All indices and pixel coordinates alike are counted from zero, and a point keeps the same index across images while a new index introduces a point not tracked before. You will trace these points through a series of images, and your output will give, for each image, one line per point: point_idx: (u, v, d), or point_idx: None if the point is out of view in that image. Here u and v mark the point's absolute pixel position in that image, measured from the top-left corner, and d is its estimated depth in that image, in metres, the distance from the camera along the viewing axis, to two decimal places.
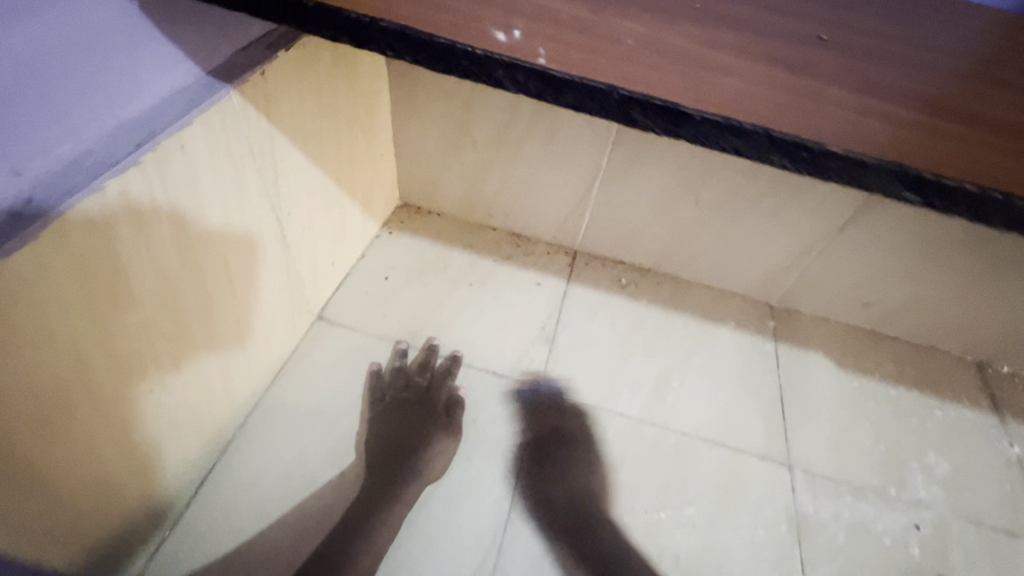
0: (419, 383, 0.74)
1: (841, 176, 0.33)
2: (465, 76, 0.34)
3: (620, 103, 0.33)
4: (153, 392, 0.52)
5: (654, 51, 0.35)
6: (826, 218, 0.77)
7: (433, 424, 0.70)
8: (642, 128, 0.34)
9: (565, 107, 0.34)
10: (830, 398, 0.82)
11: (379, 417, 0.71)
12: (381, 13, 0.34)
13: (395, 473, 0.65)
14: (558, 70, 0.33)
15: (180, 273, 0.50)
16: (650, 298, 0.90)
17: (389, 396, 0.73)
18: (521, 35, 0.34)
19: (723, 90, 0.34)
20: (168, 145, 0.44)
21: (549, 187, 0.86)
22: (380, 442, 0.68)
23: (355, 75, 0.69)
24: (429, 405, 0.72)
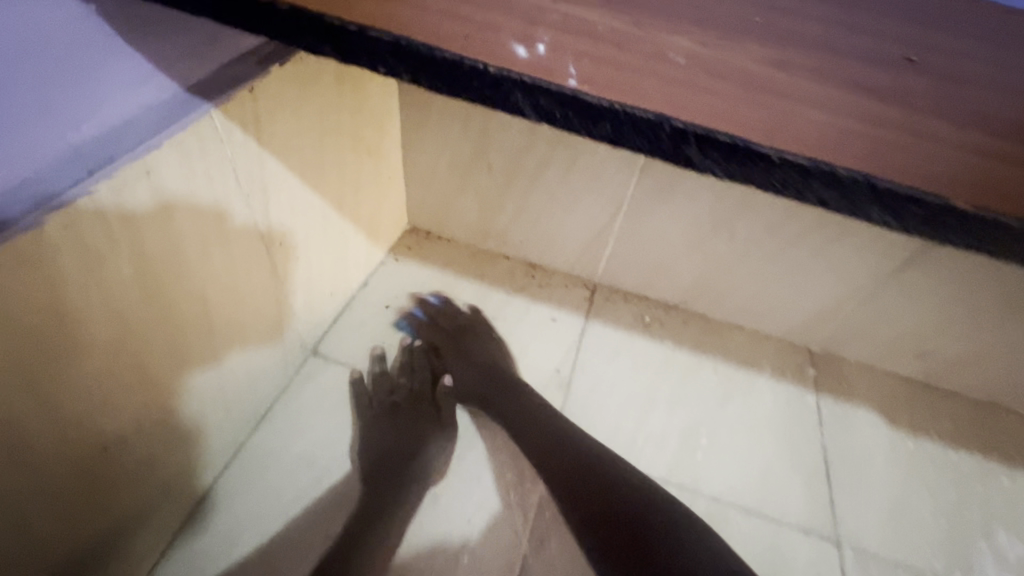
0: (408, 383, 0.72)
1: (963, 236, 0.27)
2: (476, 99, 0.27)
3: (673, 137, 0.26)
4: (111, 451, 0.45)
5: (712, 72, 0.28)
6: (880, 260, 0.69)
7: (428, 424, 0.68)
8: (700, 169, 0.27)
9: (600, 140, 0.27)
10: (882, 462, 0.73)
11: (370, 421, 0.67)
12: (374, 20, 0.27)
13: (395, 478, 0.62)
14: (593, 94, 0.26)
15: (147, 320, 0.43)
16: (677, 338, 0.82)
17: (378, 397, 0.70)
18: (546, 49, 0.27)
19: (798, 133, 0.27)
20: (131, 172, 0.37)
21: (569, 216, 0.79)
22: (375, 447, 0.65)
23: (361, 91, 0.63)
24: (422, 403, 0.70)
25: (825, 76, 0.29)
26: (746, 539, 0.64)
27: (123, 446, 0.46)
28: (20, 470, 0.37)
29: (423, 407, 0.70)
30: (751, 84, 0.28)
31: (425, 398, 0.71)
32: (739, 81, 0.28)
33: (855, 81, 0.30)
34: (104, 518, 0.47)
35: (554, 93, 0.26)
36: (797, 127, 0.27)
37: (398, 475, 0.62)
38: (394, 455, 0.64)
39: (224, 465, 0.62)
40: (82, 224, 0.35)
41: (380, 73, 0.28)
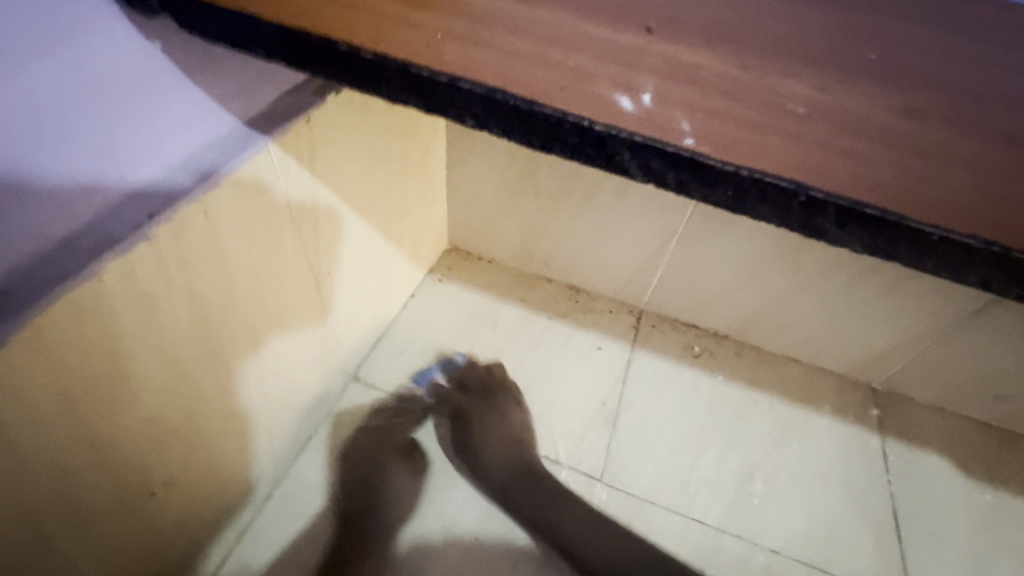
0: (390, 416, 0.67)
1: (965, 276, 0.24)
2: (573, 155, 0.25)
3: (806, 209, 0.24)
4: (158, 494, 0.43)
5: (839, 124, 0.25)
6: (958, 299, 0.64)
7: (401, 459, 0.64)
8: (834, 241, 0.25)
9: (718, 204, 0.25)
10: (956, 516, 0.67)
11: (347, 452, 0.64)
12: (462, 68, 0.25)
13: (364, 517, 0.59)
14: (714, 157, 0.23)
15: (200, 361, 0.41)
16: (730, 372, 0.78)
17: (360, 430, 0.66)
18: (651, 101, 0.25)
19: (942, 197, 0.23)
20: (189, 213, 0.35)
21: (618, 241, 0.76)
22: (348, 482, 0.62)
23: (410, 115, 0.61)
24: (400, 435, 0.66)
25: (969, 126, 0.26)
26: None
27: (169, 487, 0.44)
28: (67, 518, 0.36)
29: (400, 439, 0.65)
30: (883, 137, 0.25)
31: (404, 431, 0.66)
32: (869, 133, 0.25)
33: (1002, 131, 0.26)
34: (148, 558, 0.46)
35: (669, 154, 0.24)
36: (943, 189, 0.24)
37: (366, 511, 0.60)
38: (364, 492, 0.61)
39: (263, 497, 0.61)
40: (140, 269, 0.33)
41: (466, 124, 0.26)
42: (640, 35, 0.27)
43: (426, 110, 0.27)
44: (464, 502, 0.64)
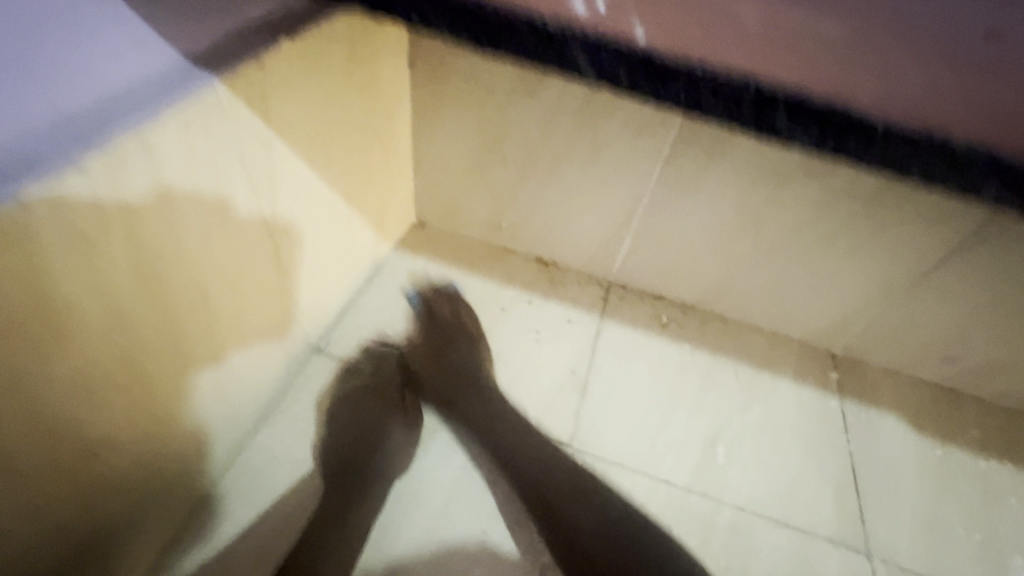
0: (376, 377, 0.69)
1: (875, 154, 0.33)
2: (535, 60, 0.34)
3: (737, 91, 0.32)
4: (100, 454, 0.41)
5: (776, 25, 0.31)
6: (911, 261, 0.66)
7: (394, 416, 0.65)
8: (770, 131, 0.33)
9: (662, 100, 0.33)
10: (910, 470, 0.70)
11: (334, 411, 0.65)
12: None
13: (358, 470, 0.60)
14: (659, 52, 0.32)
15: (143, 310, 0.39)
16: (696, 341, 0.79)
17: (344, 391, 0.67)
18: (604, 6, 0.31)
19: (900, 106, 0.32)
20: (128, 144, 0.33)
21: (586, 210, 0.76)
22: (338, 441, 0.63)
23: (372, 73, 0.59)
24: (387, 394, 0.67)
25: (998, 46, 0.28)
26: (777, 554, 0.61)
27: (110, 451, 0.42)
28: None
29: (389, 399, 0.67)
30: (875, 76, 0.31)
31: (393, 391, 0.68)
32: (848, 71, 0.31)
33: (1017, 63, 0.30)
34: (92, 531, 0.44)
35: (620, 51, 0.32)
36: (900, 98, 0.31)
37: (359, 465, 0.60)
38: (358, 450, 0.62)
39: (222, 469, 0.59)
40: (72, 201, 0.31)
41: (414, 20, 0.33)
42: None
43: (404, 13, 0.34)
44: (432, 472, 0.63)
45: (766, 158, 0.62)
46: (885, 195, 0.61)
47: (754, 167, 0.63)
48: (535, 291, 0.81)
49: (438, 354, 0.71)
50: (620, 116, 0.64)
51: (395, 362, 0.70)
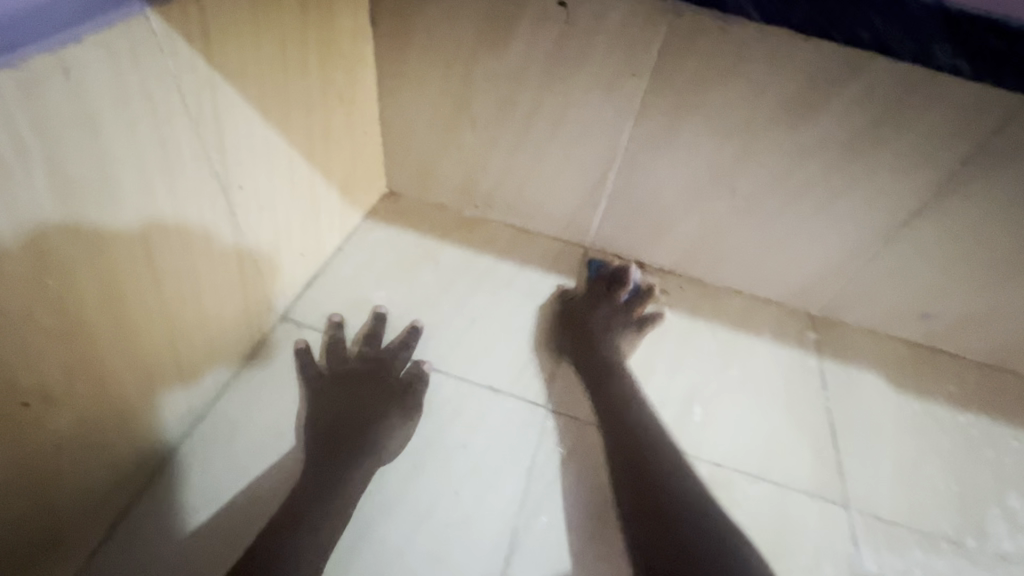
0: (368, 356, 0.64)
1: None
2: None
3: None
4: (31, 407, 0.39)
5: None
6: (884, 212, 0.65)
7: (388, 400, 0.60)
8: None
9: None
10: (888, 424, 0.69)
11: (317, 391, 0.60)
12: None
13: (339, 457, 0.55)
14: None
15: (69, 249, 0.37)
16: (673, 304, 0.78)
17: (330, 369, 0.63)
18: None
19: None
20: (43, 64, 0.31)
21: (559, 173, 0.74)
22: (319, 421, 0.58)
23: (329, 23, 0.57)
24: (379, 376, 0.62)
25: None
26: (754, 506, 0.59)
27: (46, 402, 0.40)
28: None
29: (382, 381, 0.62)
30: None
31: (386, 372, 0.63)
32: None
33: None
34: (33, 488, 0.42)
35: None
36: None
37: (341, 450, 0.55)
38: (344, 431, 0.56)
39: (182, 434, 0.57)
40: None
41: None
42: None
43: None
44: None
45: (737, 108, 0.61)
46: (856, 143, 0.60)
47: (725, 119, 0.62)
48: (510, 258, 0.79)
49: (587, 307, 0.71)
50: (588, 69, 0.62)
51: (398, 346, 0.66)
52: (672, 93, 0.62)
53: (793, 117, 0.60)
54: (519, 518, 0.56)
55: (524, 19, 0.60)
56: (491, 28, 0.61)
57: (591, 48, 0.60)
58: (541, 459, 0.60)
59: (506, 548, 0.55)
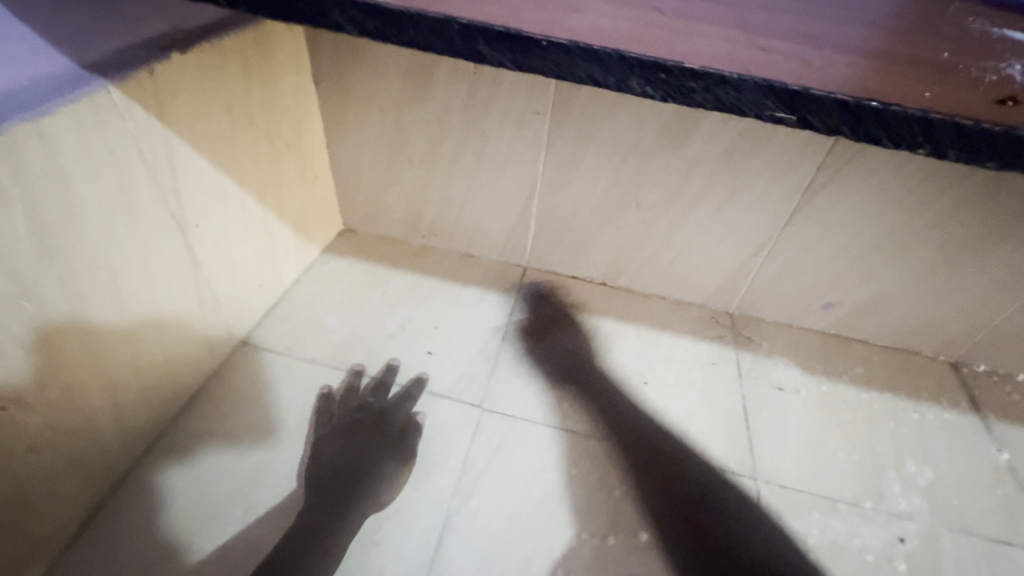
0: (374, 405, 0.69)
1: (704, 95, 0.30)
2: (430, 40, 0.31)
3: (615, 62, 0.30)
4: (12, 411, 0.45)
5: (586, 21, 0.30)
6: (767, 214, 0.75)
7: (387, 448, 0.64)
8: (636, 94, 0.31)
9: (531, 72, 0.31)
10: (797, 404, 0.76)
11: (324, 434, 0.65)
12: None
13: (339, 502, 0.58)
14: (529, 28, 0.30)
15: (41, 271, 0.44)
16: (604, 310, 0.86)
17: (339, 416, 0.68)
18: None
19: (841, 82, 0.30)
20: (24, 131, 0.40)
21: (490, 201, 0.84)
22: (321, 466, 0.62)
23: (273, 87, 0.67)
24: (380, 425, 0.67)
25: (968, 66, 0.35)
26: (673, 480, 0.66)
27: (23, 408, 0.46)
28: None
29: (384, 430, 0.66)
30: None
31: (387, 421, 0.67)
32: (877, 37, 0.36)
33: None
34: (10, 488, 0.47)
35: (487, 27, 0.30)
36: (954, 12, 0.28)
37: (343, 498, 0.59)
38: (344, 477, 0.61)
39: (150, 444, 0.63)
40: None
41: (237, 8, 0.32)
42: None
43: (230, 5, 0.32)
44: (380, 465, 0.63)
45: (628, 134, 0.71)
46: (730, 157, 0.70)
47: (620, 144, 0.72)
48: (456, 279, 0.88)
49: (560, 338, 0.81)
50: (499, 110, 0.73)
51: (402, 398, 0.70)
52: (573, 124, 0.72)
53: (674, 138, 0.70)
54: (453, 503, 0.62)
55: (442, 75, 0.71)
56: (415, 82, 0.72)
57: (499, 93, 0.71)
58: (473, 451, 0.66)
59: (439, 530, 0.60)
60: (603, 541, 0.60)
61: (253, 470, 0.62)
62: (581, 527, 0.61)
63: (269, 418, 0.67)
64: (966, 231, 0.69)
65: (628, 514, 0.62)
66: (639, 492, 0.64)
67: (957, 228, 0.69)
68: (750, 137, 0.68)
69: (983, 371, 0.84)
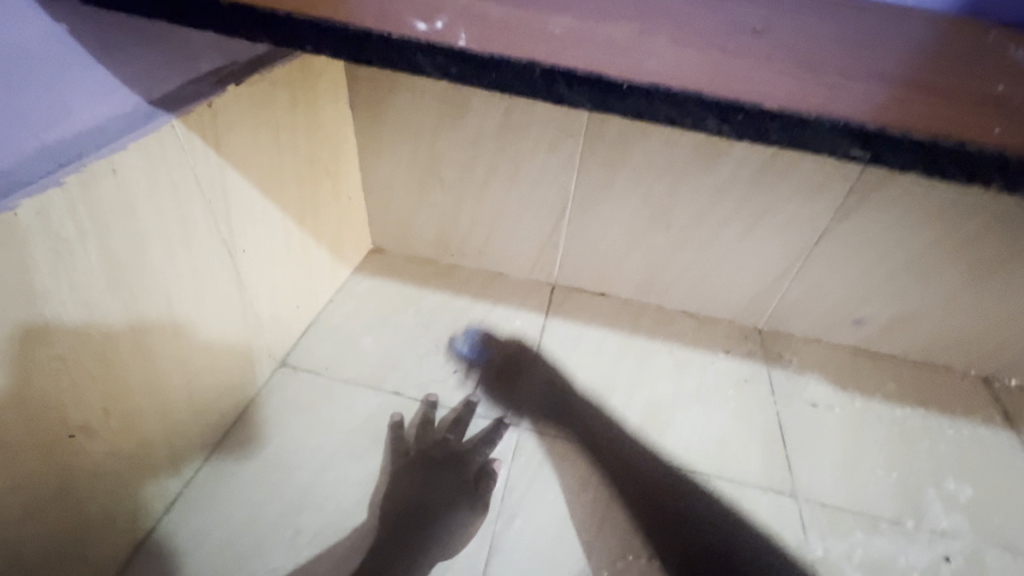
0: (453, 444, 0.68)
1: (782, 136, 0.31)
2: (506, 86, 0.32)
3: (695, 109, 0.31)
4: (77, 438, 0.46)
5: (658, 73, 0.32)
6: (799, 232, 0.75)
7: (464, 494, 0.64)
8: (714, 134, 0.32)
9: (610, 113, 0.32)
10: (833, 422, 0.76)
11: (400, 470, 0.65)
12: (317, 15, 0.33)
13: (409, 547, 0.59)
14: (611, 74, 0.31)
15: (108, 302, 0.45)
16: (634, 327, 0.87)
17: (418, 450, 0.68)
18: (562, 30, 0.35)
19: (916, 124, 0.31)
20: (98, 167, 0.42)
21: (522, 221, 0.85)
22: (395, 504, 0.62)
23: (315, 115, 0.69)
24: (458, 469, 0.66)
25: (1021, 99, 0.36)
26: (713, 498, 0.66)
27: (88, 436, 0.47)
28: None
29: (462, 475, 0.66)
30: (763, 8, 0.44)
31: (464, 466, 0.66)
32: (929, 69, 0.38)
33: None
34: (73, 514, 0.48)
35: (567, 73, 0.31)
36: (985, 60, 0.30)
37: (413, 541, 0.59)
38: (416, 519, 0.61)
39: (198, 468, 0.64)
40: (52, 211, 0.39)
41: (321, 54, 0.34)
42: None
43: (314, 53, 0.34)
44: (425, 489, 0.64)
45: (661, 155, 0.73)
46: (763, 177, 0.71)
47: (653, 165, 0.74)
48: (486, 297, 0.89)
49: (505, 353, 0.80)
50: (533, 133, 0.74)
51: (484, 441, 0.69)
52: (606, 146, 0.73)
53: (706, 160, 0.72)
54: (498, 525, 0.62)
55: (477, 101, 0.73)
56: (450, 107, 0.74)
57: (533, 117, 0.73)
58: (513, 473, 0.67)
59: (486, 553, 0.60)
60: (661, 536, 0.62)
61: (300, 495, 0.63)
62: (624, 548, 0.61)
63: (312, 440, 0.68)
64: (999, 248, 0.70)
65: (669, 534, 0.63)
66: (681, 513, 0.64)
67: (990, 246, 0.70)
68: (782, 158, 0.69)
69: (1015, 386, 0.84)
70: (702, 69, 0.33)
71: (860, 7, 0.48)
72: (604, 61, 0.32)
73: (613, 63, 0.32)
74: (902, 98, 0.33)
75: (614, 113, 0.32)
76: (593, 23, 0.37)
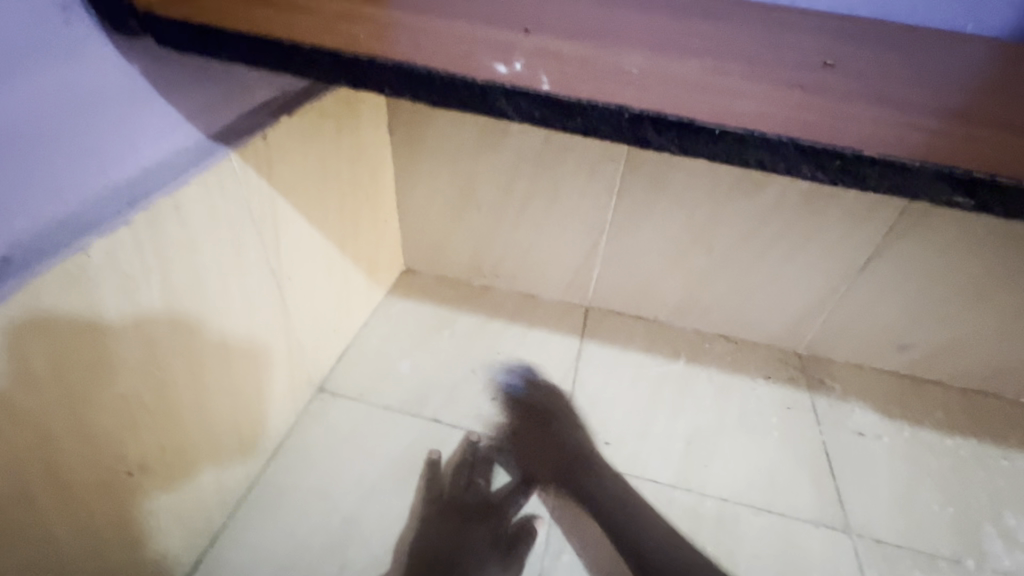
0: (485, 489, 0.66)
1: (880, 182, 0.30)
2: (591, 129, 0.32)
3: (789, 154, 0.30)
4: (134, 475, 0.46)
5: (746, 116, 0.31)
6: (844, 258, 0.74)
7: (496, 546, 0.61)
8: (807, 179, 0.31)
9: (698, 157, 0.31)
10: (882, 453, 0.74)
11: (433, 515, 0.64)
12: (397, 58, 0.33)
13: None
14: (701, 118, 0.30)
15: (168, 338, 0.45)
16: (671, 351, 0.85)
17: (452, 492, 0.66)
18: (638, 69, 0.35)
19: (1017, 167, 0.30)
20: (163, 206, 0.42)
21: (558, 244, 0.84)
22: (424, 552, 0.60)
23: (357, 141, 0.69)
24: (490, 520, 0.64)
25: None
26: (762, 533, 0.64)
27: (143, 472, 0.47)
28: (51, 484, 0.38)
29: (495, 526, 0.63)
30: (827, 40, 0.43)
31: (497, 516, 0.64)
32: (1011, 104, 0.37)
33: (945, 31, 0.50)
34: (127, 549, 0.47)
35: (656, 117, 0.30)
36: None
37: None
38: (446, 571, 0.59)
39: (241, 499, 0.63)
40: (120, 251, 0.39)
41: (401, 97, 0.33)
42: (517, 36, 0.37)
43: (393, 94, 0.34)
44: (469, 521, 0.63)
45: (704, 179, 0.72)
46: (808, 202, 0.70)
47: (695, 189, 0.73)
48: (519, 319, 0.88)
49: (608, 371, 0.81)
50: (573, 158, 0.74)
51: (519, 489, 0.66)
52: (647, 171, 0.73)
53: (749, 186, 0.71)
54: (544, 561, 0.61)
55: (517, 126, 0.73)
56: (489, 131, 0.74)
57: (573, 142, 0.72)
58: (561, 507, 0.65)
59: None
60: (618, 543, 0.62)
61: (343, 528, 0.62)
62: None
63: (352, 470, 0.67)
64: None
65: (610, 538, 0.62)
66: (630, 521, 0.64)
67: None
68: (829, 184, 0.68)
69: None
70: (790, 110, 0.32)
71: (923, 36, 0.47)
72: (690, 104, 0.31)
73: (700, 106, 0.31)
74: (993, 137, 0.32)
75: (702, 157, 0.31)
76: (668, 61, 0.36)
